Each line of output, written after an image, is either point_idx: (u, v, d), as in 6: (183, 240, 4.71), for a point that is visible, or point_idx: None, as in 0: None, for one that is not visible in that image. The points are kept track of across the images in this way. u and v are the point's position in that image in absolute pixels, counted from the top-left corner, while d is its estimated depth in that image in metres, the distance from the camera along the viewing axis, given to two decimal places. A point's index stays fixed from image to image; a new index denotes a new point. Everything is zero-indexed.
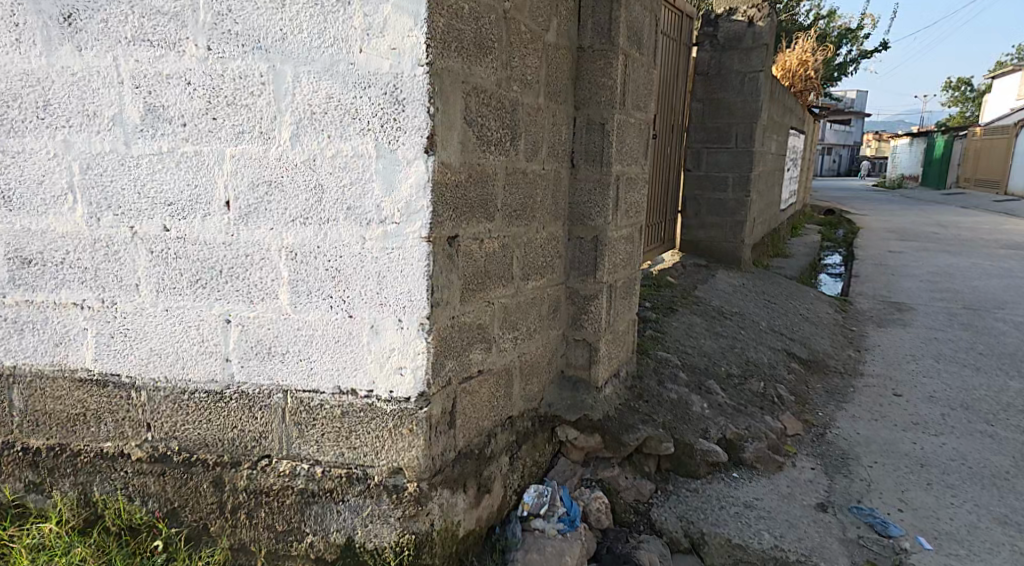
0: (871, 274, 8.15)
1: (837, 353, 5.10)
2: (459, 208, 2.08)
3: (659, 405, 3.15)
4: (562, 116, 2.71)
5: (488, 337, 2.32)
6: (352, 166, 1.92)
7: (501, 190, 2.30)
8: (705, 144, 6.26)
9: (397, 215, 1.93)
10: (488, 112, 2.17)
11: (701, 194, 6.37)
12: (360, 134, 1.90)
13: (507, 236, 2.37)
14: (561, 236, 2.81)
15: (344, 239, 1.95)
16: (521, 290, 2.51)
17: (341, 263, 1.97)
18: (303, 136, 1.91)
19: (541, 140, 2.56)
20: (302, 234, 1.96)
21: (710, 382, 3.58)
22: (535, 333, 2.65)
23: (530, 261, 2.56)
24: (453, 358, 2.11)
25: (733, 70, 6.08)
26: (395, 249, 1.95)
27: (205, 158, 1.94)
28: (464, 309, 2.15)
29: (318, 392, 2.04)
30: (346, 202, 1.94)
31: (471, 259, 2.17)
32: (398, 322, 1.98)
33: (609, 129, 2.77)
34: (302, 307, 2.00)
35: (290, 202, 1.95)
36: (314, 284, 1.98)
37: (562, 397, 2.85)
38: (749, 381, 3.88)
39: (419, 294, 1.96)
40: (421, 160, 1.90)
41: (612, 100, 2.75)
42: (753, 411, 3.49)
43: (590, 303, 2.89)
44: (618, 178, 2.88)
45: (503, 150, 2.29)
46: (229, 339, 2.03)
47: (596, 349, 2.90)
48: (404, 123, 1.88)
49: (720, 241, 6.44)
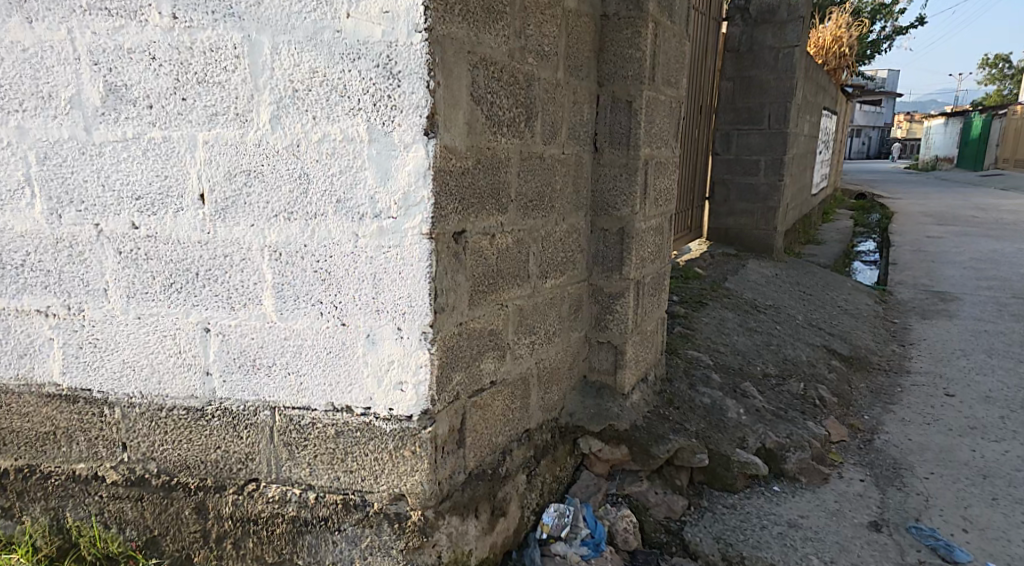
0: (911, 260, 7.74)
1: (881, 348, 4.77)
2: (465, 198, 1.82)
3: (691, 411, 2.88)
4: (584, 93, 2.43)
5: (502, 344, 2.07)
6: (341, 152, 1.67)
7: (515, 177, 2.04)
8: (734, 125, 5.91)
9: (393, 207, 1.68)
10: (499, 89, 1.91)
11: (731, 179, 6.04)
12: (350, 113, 1.65)
13: (521, 230, 2.11)
14: (583, 228, 2.54)
15: (335, 237, 1.71)
16: (538, 289, 2.25)
17: (332, 264, 1.72)
18: (285, 117, 1.67)
19: (560, 121, 2.28)
20: (287, 231, 1.72)
21: (746, 385, 3.29)
22: (554, 336, 2.39)
23: (549, 257, 2.30)
24: (461, 369, 1.86)
25: (765, 46, 5.71)
26: (392, 247, 1.70)
27: (175, 145, 1.70)
28: (474, 313, 1.90)
29: (309, 410, 1.79)
30: (335, 194, 1.69)
31: (481, 256, 1.91)
32: (397, 330, 1.73)
33: (637, 108, 2.49)
34: (289, 313, 1.75)
35: (272, 194, 1.70)
36: (301, 287, 1.74)
37: (584, 405, 2.59)
38: (788, 381, 3.58)
39: (421, 298, 1.71)
40: (421, 144, 1.64)
41: (639, 75, 2.47)
42: (795, 416, 3.20)
43: (615, 302, 2.62)
44: (647, 162, 2.60)
45: (517, 132, 2.02)
46: (209, 350, 1.79)
47: (622, 351, 2.64)
48: (400, 101, 1.63)
49: (752, 228, 6.10)
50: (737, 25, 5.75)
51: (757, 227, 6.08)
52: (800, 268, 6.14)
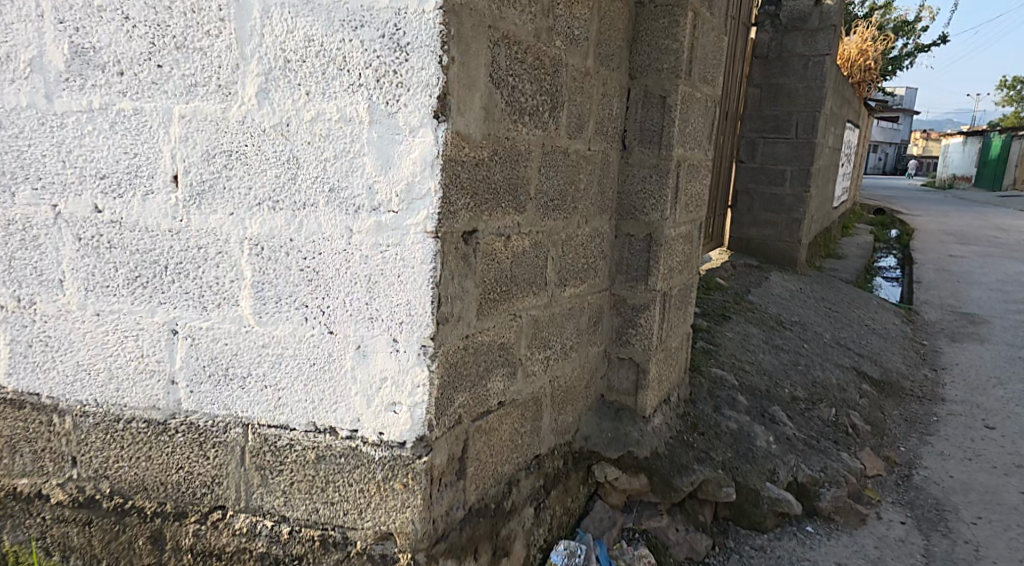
0: (937, 279, 7.45)
1: (913, 372, 4.50)
2: (478, 193, 1.59)
3: (717, 438, 2.63)
4: (614, 85, 2.19)
5: (513, 360, 1.83)
6: (336, 134, 1.44)
7: (535, 173, 1.81)
8: (760, 133, 5.65)
9: (394, 201, 1.45)
10: (522, 71, 1.68)
11: (756, 188, 5.77)
12: (349, 90, 1.42)
13: (540, 232, 1.87)
14: (606, 233, 2.30)
15: (324, 231, 1.48)
16: (556, 300, 2.01)
17: (320, 262, 1.50)
18: (273, 90, 1.44)
19: (587, 114, 2.04)
20: (269, 223, 1.49)
21: (775, 409, 3.05)
22: (571, 351, 2.15)
23: (568, 264, 2.06)
24: (465, 389, 1.64)
25: (796, 54, 5.46)
26: (390, 246, 1.47)
27: (148, 118, 1.48)
28: (482, 326, 1.67)
29: (286, 430, 1.57)
30: (326, 181, 1.46)
31: (493, 261, 1.68)
32: (392, 342, 1.51)
33: (671, 104, 2.25)
34: (268, 317, 1.53)
35: (255, 179, 1.48)
36: (284, 287, 1.52)
37: (601, 428, 2.36)
38: (818, 406, 3.33)
39: (421, 307, 1.48)
40: (429, 129, 1.41)
41: (676, 68, 2.23)
42: (827, 446, 2.96)
43: (639, 315, 2.38)
44: (679, 166, 2.35)
45: (540, 123, 1.79)
46: (176, 356, 1.57)
47: (644, 370, 2.39)
48: (407, 78, 1.40)
49: (775, 240, 5.82)
50: (766, 32, 5.50)
51: (781, 238, 5.80)
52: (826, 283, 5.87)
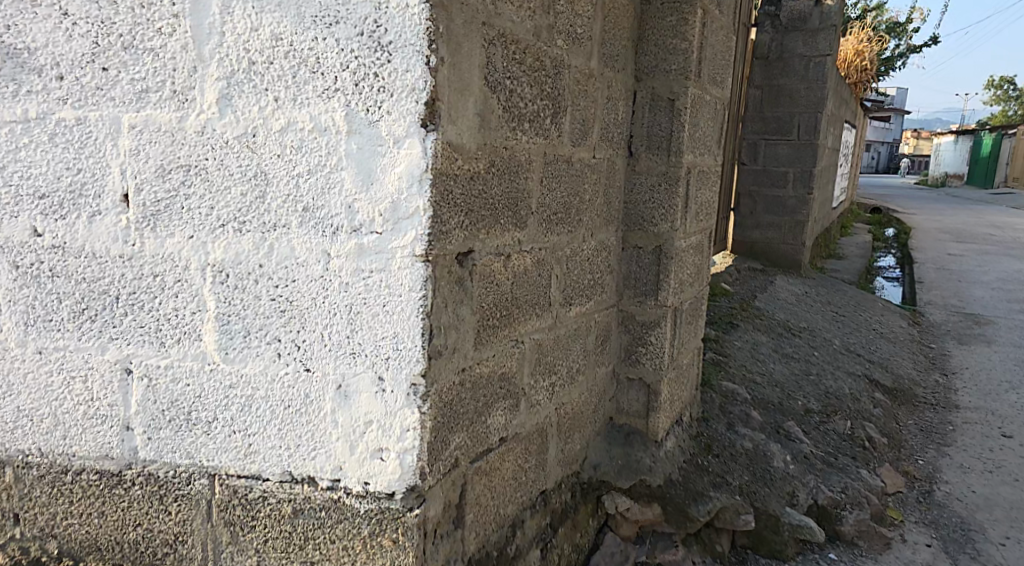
0: (939, 279, 7.17)
1: (922, 379, 3.92)
2: (474, 210, 1.41)
3: (733, 459, 2.37)
4: (619, 87, 2.02)
5: (517, 392, 1.64)
6: (309, 145, 1.28)
7: (537, 185, 1.63)
8: (762, 135, 5.50)
9: (377, 221, 1.28)
10: (520, 73, 1.51)
11: (759, 191, 5.60)
12: (323, 96, 1.26)
13: (542, 249, 1.69)
14: (613, 246, 2.12)
15: (298, 255, 1.32)
16: (560, 320, 1.83)
17: (294, 291, 1.33)
18: (236, 96, 1.29)
19: (591, 119, 1.87)
20: (236, 247, 1.33)
21: (790, 424, 2.74)
22: (578, 376, 1.96)
23: (573, 282, 1.88)
24: (462, 428, 1.44)
25: (796, 55, 5.30)
26: (373, 273, 1.30)
27: (92, 128, 1.33)
28: (481, 357, 1.48)
29: (257, 480, 1.41)
30: (300, 200, 1.30)
31: (492, 284, 1.50)
32: (378, 380, 1.32)
33: (681, 108, 2.07)
34: (235, 354, 1.37)
35: (217, 197, 1.33)
36: (254, 320, 1.35)
37: (611, 454, 2.16)
38: (833, 418, 2.96)
39: (410, 340, 1.30)
40: (416, 138, 1.25)
41: (685, 68, 2.06)
42: (846, 463, 2.63)
43: (649, 333, 2.19)
44: (690, 172, 2.18)
45: (541, 130, 1.61)
46: (130, 400, 1.43)
47: (656, 392, 2.20)
48: (389, 82, 1.23)
49: (780, 242, 5.63)
50: (766, 33, 5.34)
51: (785, 241, 5.60)
52: (829, 285, 5.53)
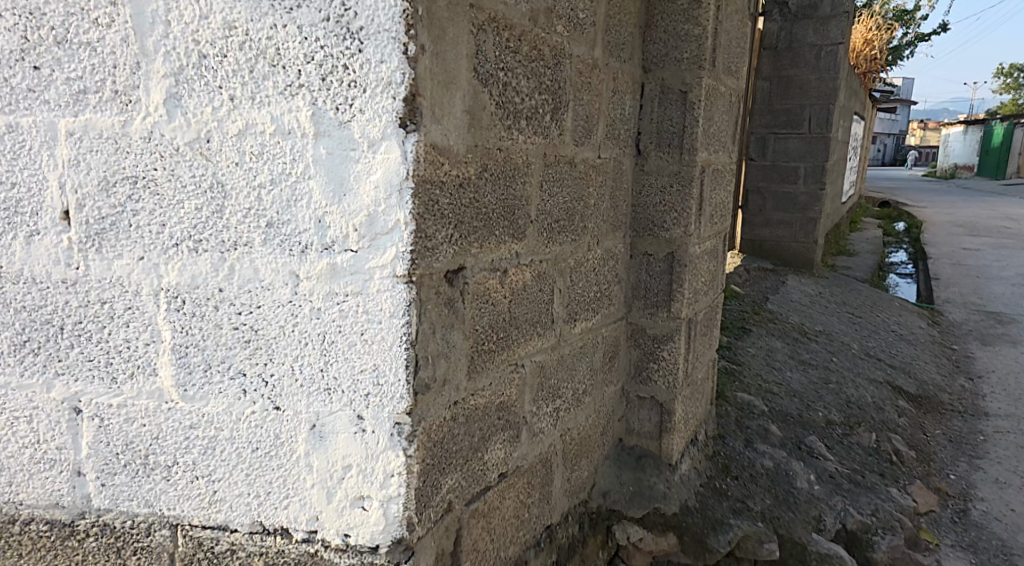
0: (956, 275, 6.93)
1: (948, 384, 3.72)
2: (464, 221, 1.24)
3: (753, 481, 2.18)
4: (625, 79, 1.85)
5: (517, 421, 1.47)
6: (271, 151, 1.13)
7: (536, 190, 1.46)
8: (772, 129, 5.30)
9: (352, 236, 1.12)
10: (515, 62, 1.34)
11: (768, 187, 5.41)
12: (285, 94, 1.11)
13: (543, 261, 1.52)
14: (621, 253, 1.95)
15: (263, 278, 1.15)
16: (564, 338, 1.66)
17: (259, 318, 1.16)
18: (186, 95, 1.14)
19: (596, 114, 1.70)
20: (192, 268, 1.17)
21: (813, 439, 2.55)
22: (584, 397, 1.78)
23: (578, 295, 1.71)
24: (456, 468, 1.27)
25: (807, 44, 5.11)
26: (348, 296, 1.13)
27: (25, 136, 1.19)
28: (475, 387, 1.31)
29: (224, 532, 1.23)
30: (263, 214, 1.14)
31: (487, 303, 1.33)
32: (356, 420, 1.15)
33: (694, 100, 1.90)
34: (194, 390, 1.19)
35: (169, 212, 1.17)
36: (214, 352, 1.18)
37: (621, 481, 1.96)
38: (857, 431, 2.75)
39: (392, 373, 1.13)
40: (395, 141, 1.09)
41: (698, 56, 1.88)
42: (875, 482, 2.42)
43: (661, 346, 2.01)
44: (704, 170, 2.00)
45: (540, 128, 1.44)
46: (81, 442, 1.25)
47: (669, 411, 2.02)
48: (361, 76, 1.08)
49: (791, 240, 5.44)
50: (774, 21, 5.14)
51: (795, 239, 5.41)
52: (844, 284, 5.32)
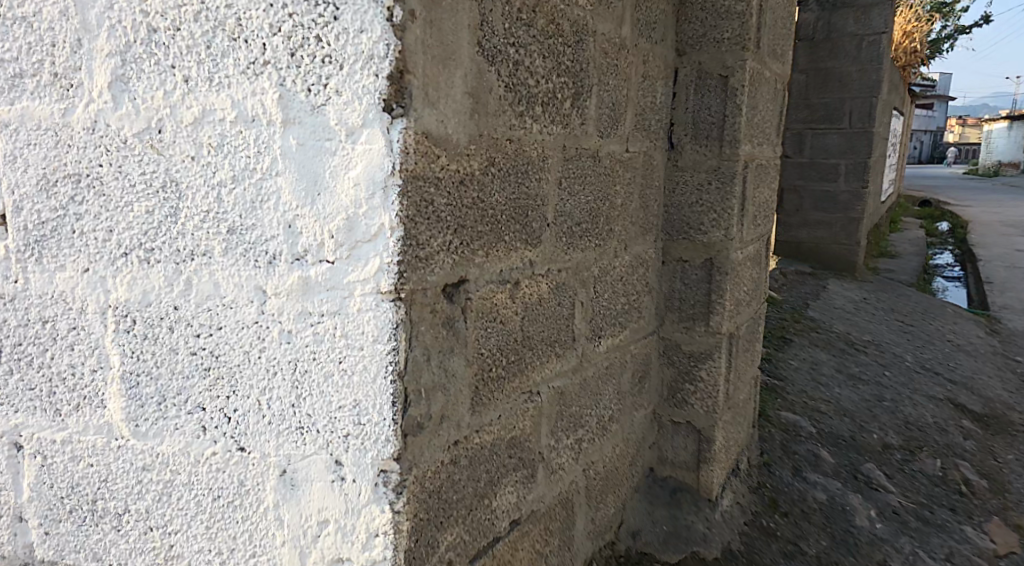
0: (1011, 279, 6.52)
1: (1016, 401, 3.39)
2: (467, 225, 1.04)
3: (806, 519, 1.94)
4: (657, 62, 1.63)
5: (532, 458, 1.27)
6: (232, 142, 0.93)
7: (554, 188, 1.26)
8: (809, 125, 5.01)
9: (328, 245, 0.93)
10: (528, 37, 1.13)
11: (805, 185, 5.11)
12: (248, 73, 0.91)
13: (561, 271, 1.32)
14: (652, 259, 1.74)
15: (225, 294, 0.96)
16: (587, 359, 1.45)
17: (221, 342, 0.97)
18: (134, 78, 0.95)
19: (624, 101, 1.48)
20: (143, 283, 0.98)
21: (870, 467, 2.30)
22: (611, 424, 1.57)
23: (604, 308, 1.50)
24: (457, 521, 1.07)
25: (847, 34, 4.79)
26: (323, 316, 0.94)
27: None
28: (480, 422, 1.11)
29: None
30: (224, 218, 0.95)
31: (495, 323, 1.13)
32: (334, 466, 0.95)
33: (736, 86, 1.68)
34: (146, 427, 1.01)
35: (116, 217, 0.98)
36: (168, 383, 0.99)
37: (654, 519, 1.75)
38: (919, 457, 2.48)
39: (376, 411, 0.93)
40: (378, 128, 0.89)
41: (741, 36, 1.65)
42: (946, 519, 2.13)
43: (699, 364, 1.79)
44: (748, 165, 1.77)
45: (557, 114, 1.24)
46: (22, 484, 1.08)
47: (708, 439, 1.80)
48: (337, 49, 0.88)
49: (831, 242, 5.14)
50: (811, 11, 4.86)
51: (836, 241, 5.11)
52: (892, 289, 5.01)
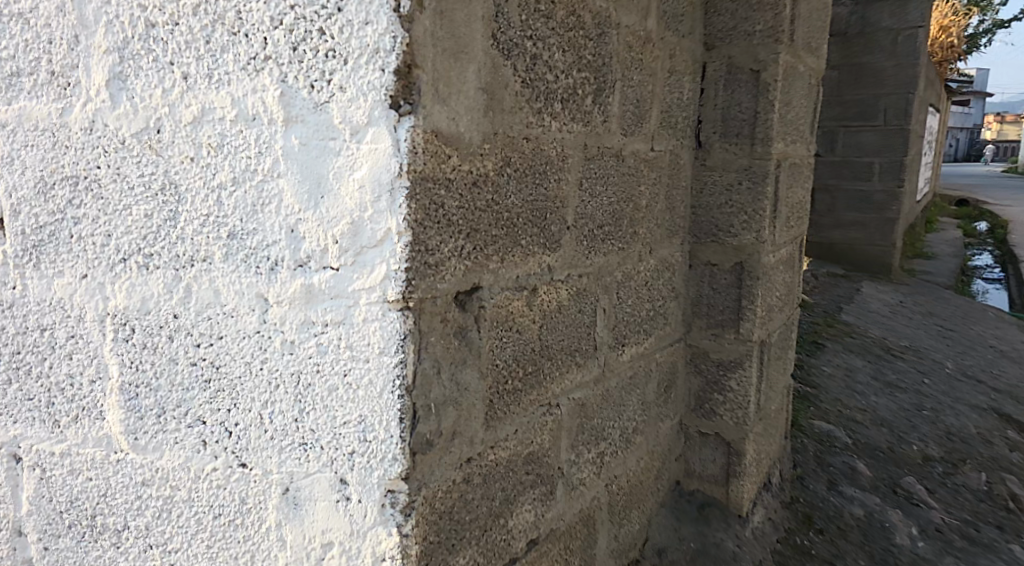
0: None
1: None
2: (481, 229, 0.98)
3: (843, 537, 1.85)
4: (684, 57, 1.55)
5: (551, 473, 1.21)
6: (232, 143, 0.88)
7: (574, 189, 1.19)
8: (842, 122, 4.87)
9: (332, 250, 0.87)
10: (547, 30, 1.07)
11: (838, 185, 4.97)
12: (249, 69, 0.86)
13: (583, 276, 1.25)
14: (678, 263, 1.66)
15: (225, 302, 0.91)
16: (610, 368, 1.38)
17: (221, 352, 0.92)
18: (132, 75, 0.91)
19: (649, 98, 1.41)
20: (141, 290, 0.94)
21: (910, 481, 2.19)
22: (635, 436, 1.50)
23: (627, 315, 1.43)
24: (470, 542, 1.02)
25: (882, 28, 4.64)
26: (327, 326, 0.88)
27: None
28: (495, 437, 1.05)
29: None
30: (224, 222, 0.90)
31: (511, 332, 1.07)
32: (338, 485, 0.90)
33: (768, 81, 1.59)
34: (145, 440, 0.97)
35: (115, 220, 0.94)
36: (168, 394, 0.95)
37: (680, 535, 1.67)
38: (963, 470, 2.36)
39: (382, 427, 0.87)
40: (384, 126, 0.83)
41: (775, 28, 1.57)
42: (993, 538, 2.02)
43: (728, 373, 1.71)
44: (781, 164, 1.68)
45: (578, 111, 1.17)
46: (20, 496, 1.05)
47: (738, 452, 1.71)
48: (341, 43, 0.82)
49: (865, 243, 4.98)
50: (844, 6, 4.71)
51: (871, 242, 4.95)
52: (930, 292, 4.84)
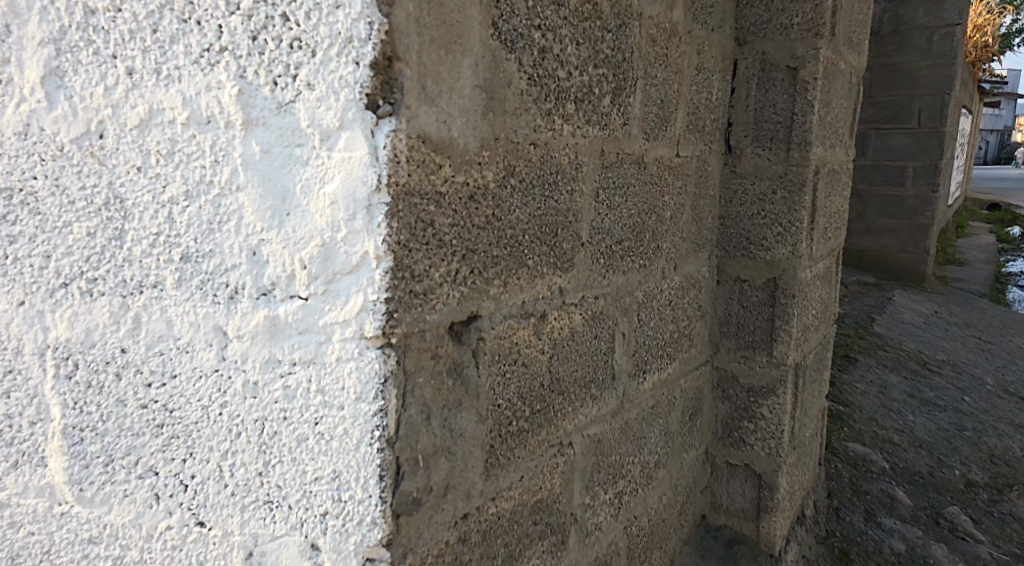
0: None
1: None
2: (480, 249, 0.84)
3: None
4: (713, 52, 1.40)
5: (563, 521, 1.07)
6: (185, 149, 0.75)
7: (589, 201, 1.05)
8: (873, 124, 4.67)
9: (300, 276, 0.74)
10: (559, 19, 0.93)
11: (869, 189, 4.76)
12: (202, 63, 0.72)
13: (599, 298, 1.11)
14: (705, 279, 1.51)
15: (179, 336, 0.78)
16: (629, 399, 1.24)
17: (174, 393, 0.79)
18: (70, 71, 0.78)
19: (674, 97, 1.27)
20: (85, 320, 0.81)
21: (955, 512, 2.02)
22: (656, 472, 1.35)
23: (649, 339, 1.29)
24: None
25: (916, 27, 4.44)
26: (295, 365, 0.75)
27: None
28: (496, 487, 0.92)
29: None
30: (177, 242, 0.77)
31: (515, 366, 0.93)
32: (309, 551, 0.77)
33: (806, 79, 1.44)
34: (93, 492, 0.84)
35: (53, 240, 0.81)
36: (116, 440, 0.82)
37: None
38: (1012, 498, 2.18)
39: (359, 486, 0.74)
40: (360, 130, 0.70)
41: (814, 21, 1.42)
42: None
43: (759, 399, 1.56)
44: (819, 169, 1.53)
45: (594, 111, 1.03)
46: None
47: (769, 486, 1.56)
48: (308, 31, 0.69)
49: (897, 250, 4.76)
50: None
51: (903, 249, 4.74)
52: (966, 301, 4.62)
